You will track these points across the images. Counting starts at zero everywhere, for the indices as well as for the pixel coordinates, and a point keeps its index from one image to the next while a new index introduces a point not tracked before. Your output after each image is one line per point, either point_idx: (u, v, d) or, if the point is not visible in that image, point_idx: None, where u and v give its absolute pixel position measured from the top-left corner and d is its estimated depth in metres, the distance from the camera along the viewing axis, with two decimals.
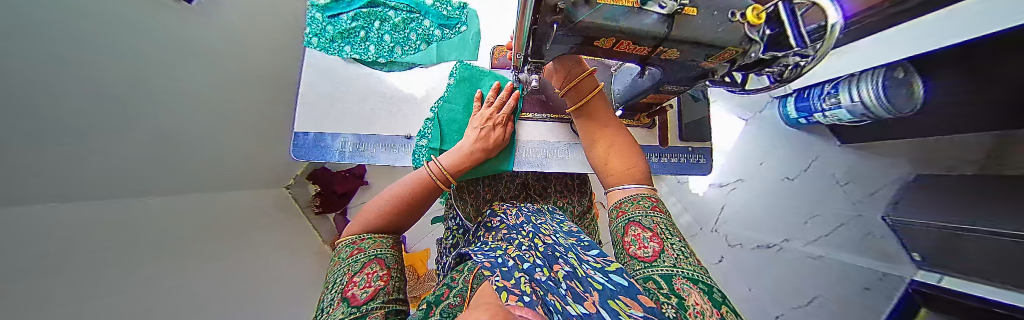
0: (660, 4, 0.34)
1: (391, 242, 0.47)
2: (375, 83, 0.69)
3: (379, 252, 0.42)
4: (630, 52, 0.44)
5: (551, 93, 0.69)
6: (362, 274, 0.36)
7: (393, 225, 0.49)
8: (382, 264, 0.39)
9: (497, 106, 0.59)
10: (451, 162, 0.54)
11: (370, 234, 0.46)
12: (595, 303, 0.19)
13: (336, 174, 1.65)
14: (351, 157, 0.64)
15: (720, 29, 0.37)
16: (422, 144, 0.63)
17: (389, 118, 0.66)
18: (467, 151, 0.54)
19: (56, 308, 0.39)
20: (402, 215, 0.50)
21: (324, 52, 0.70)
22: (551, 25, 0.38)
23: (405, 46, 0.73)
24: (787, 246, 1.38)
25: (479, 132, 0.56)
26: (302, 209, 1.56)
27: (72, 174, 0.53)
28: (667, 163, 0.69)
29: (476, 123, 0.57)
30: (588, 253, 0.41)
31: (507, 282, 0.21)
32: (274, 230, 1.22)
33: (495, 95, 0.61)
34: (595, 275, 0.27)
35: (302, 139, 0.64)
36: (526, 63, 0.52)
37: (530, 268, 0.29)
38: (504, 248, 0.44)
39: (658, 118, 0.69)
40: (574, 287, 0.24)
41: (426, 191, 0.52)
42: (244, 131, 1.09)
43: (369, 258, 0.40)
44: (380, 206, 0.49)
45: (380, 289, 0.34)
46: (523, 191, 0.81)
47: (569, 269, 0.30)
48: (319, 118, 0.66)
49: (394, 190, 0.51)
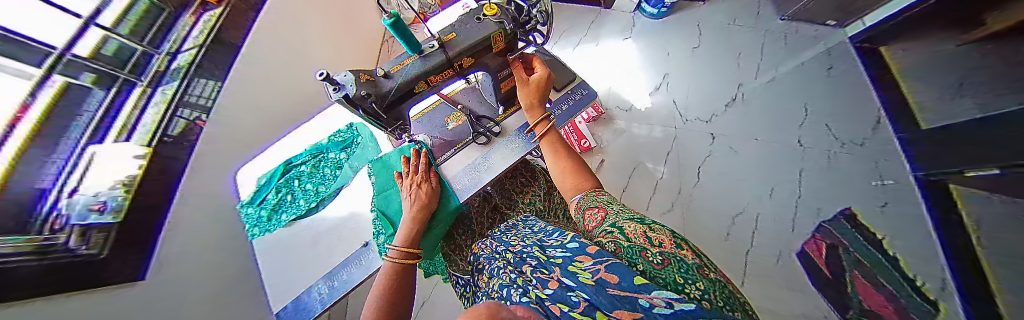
0: (429, 46, 0.57)
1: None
2: (318, 225, 0.76)
3: None
4: (446, 78, 0.63)
5: (449, 131, 0.80)
6: None
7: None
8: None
9: (412, 172, 0.69)
10: (404, 241, 0.60)
11: None
12: (559, 277, 0.32)
13: None
14: (327, 297, 0.65)
15: (476, 29, 0.60)
16: (380, 239, 0.68)
17: (343, 240, 0.72)
18: (410, 219, 0.62)
19: None
20: (396, 304, 0.51)
21: (269, 231, 0.77)
22: (371, 103, 0.55)
23: (325, 182, 0.82)
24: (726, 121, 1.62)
25: (410, 199, 0.64)
26: None
27: None
28: (562, 112, 0.81)
29: (405, 192, 0.66)
30: (546, 238, 0.48)
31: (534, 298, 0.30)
32: None
33: (408, 166, 0.71)
34: (557, 251, 0.39)
35: (283, 315, 0.66)
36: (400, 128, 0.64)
37: (508, 295, 0.35)
38: (491, 292, 0.45)
39: None
40: (541, 278, 0.34)
41: (402, 277, 0.56)
42: None
43: None
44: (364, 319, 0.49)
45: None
46: (494, 214, 0.86)
47: (535, 263, 0.39)
48: (287, 287, 0.69)
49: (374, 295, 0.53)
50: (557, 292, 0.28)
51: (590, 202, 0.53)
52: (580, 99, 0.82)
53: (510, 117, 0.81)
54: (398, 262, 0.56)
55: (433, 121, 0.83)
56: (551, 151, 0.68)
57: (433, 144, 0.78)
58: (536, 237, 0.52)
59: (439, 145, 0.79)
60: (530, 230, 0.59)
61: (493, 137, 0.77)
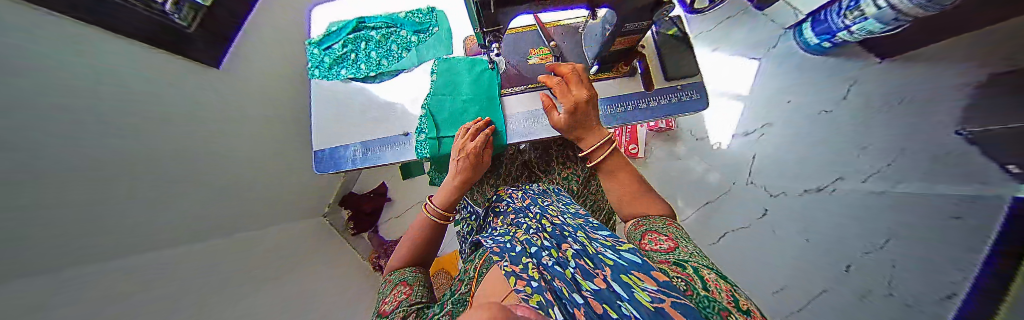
0: None
1: (416, 269, 0.59)
2: (371, 97, 0.77)
3: (406, 277, 0.55)
4: None
5: (526, 66, 0.72)
6: (394, 292, 0.50)
7: (418, 259, 0.61)
8: (406, 284, 0.52)
9: (472, 134, 0.64)
10: (442, 202, 0.63)
11: (405, 268, 0.58)
12: (609, 279, 0.31)
13: (362, 195, 1.80)
14: (362, 161, 0.71)
15: None
16: (421, 137, 0.70)
17: (387, 122, 0.73)
18: (452, 187, 0.62)
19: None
20: (422, 257, 0.62)
21: (327, 79, 0.79)
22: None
23: (389, 57, 0.80)
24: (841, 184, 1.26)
25: (458, 165, 0.62)
26: (340, 233, 1.72)
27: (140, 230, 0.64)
28: (656, 107, 0.67)
29: (455, 156, 0.63)
30: (598, 232, 0.46)
31: (518, 268, 0.34)
32: (311, 256, 1.34)
33: (472, 124, 0.66)
34: (606, 251, 0.38)
35: (321, 155, 0.74)
36: (486, 35, 0.54)
37: (539, 253, 0.38)
38: (513, 233, 0.48)
39: (636, 64, 0.69)
40: (584, 264, 0.34)
41: (434, 229, 0.64)
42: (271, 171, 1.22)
43: (398, 282, 0.53)
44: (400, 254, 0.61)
45: (406, 299, 0.47)
46: (526, 170, 0.84)
47: (579, 248, 0.39)
48: (331, 136, 0.75)
49: (412, 235, 0.63)
50: (607, 294, 0.28)
51: (655, 227, 0.53)
52: (685, 100, 0.67)
53: (598, 81, 0.69)
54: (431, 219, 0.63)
55: (515, 45, 0.74)
56: (611, 181, 0.64)
57: (505, 71, 0.72)
58: (577, 221, 0.51)
59: (510, 75, 0.72)
60: (567, 210, 0.57)
61: None
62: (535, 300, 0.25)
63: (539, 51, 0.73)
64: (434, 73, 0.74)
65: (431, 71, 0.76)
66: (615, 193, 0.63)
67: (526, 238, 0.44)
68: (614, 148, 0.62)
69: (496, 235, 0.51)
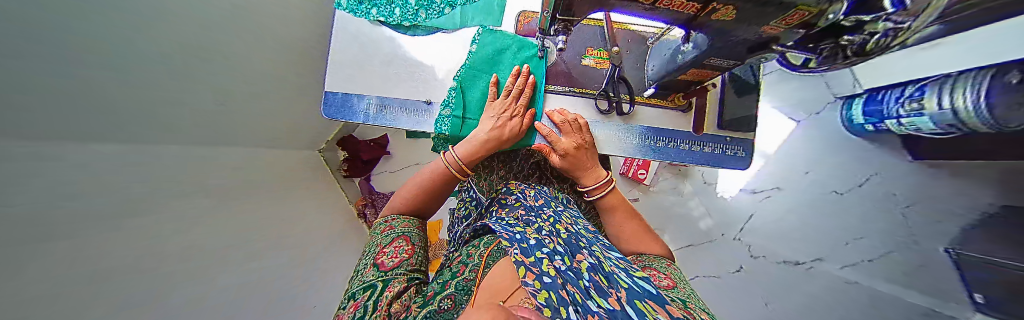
0: None
1: (417, 222, 0.54)
2: (398, 48, 0.70)
3: (406, 230, 0.50)
4: (674, 9, 0.38)
5: (576, 66, 0.66)
6: (391, 246, 0.44)
7: (419, 210, 0.57)
8: (407, 240, 0.47)
9: (515, 95, 0.61)
10: (464, 152, 0.57)
11: (401, 215, 0.54)
12: (622, 300, 0.27)
13: (361, 142, 1.76)
14: (374, 119, 0.68)
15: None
16: (445, 114, 0.66)
17: (410, 83, 0.69)
18: (481, 139, 0.57)
19: (146, 209, 0.45)
20: (424, 204, 0.57)
21: (354, 15, 0.70)
22: None
23: (428, 10, 0.70)
24: (820, 265, 1.33)
25: (495, 121, 0.58)
26: (333, 172, 1.69)
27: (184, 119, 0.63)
28: (702, 152, 0.63)
29: (494, 112, 0.60)
30: (611, 253, 0.43)
31: (528, 261, 0.32)
32: (309, 186, 1.35)
33: (512, 82, 0.62)
34: (620, 273, 0.34)
35: (332, 98, 0.68)
36: (554, 23, 0.48)
37: (549, 253, 0.35)
38: (523, 227, 0.45)
39: (695, 99, 0.63)
40: (598, 280, 0.31)
41: (443, 181, 0.57)
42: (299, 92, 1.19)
43: (398, 234, 0.48)
44: (404, 197, 0.56)
45: (405, 260, 0.42)
46: (538, 170, 0.80)
47: (594, 262, 0.36)
48: (346, 79, 0.69)
49: (416, 181, 0.57)
50: (619, 313, 0.23)
51: (655, 265, 0.49)
52: (730, 154, 0.63)
53: (647, 106, 0.64)
54: (447, 168, 0.56)
55: (575, 38, 0.66)
56: (611, 220, 0.60)
57: (554, 66, 0.65)
58: (592, 236, 0.48)
59: (557, 71, 0.66)
60: (581, 222, 0.54)
61: (614, 113, 0.63)
62: (545, 296, 0.23)
63: (596, 53, 0.65)
64: (474, 46, 0.68)
65: (472, 40, 0.69)
66: (619, 229, 0.58)
67: (538, 236, 0.41)
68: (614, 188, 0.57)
69: (505, 225, 0.48)
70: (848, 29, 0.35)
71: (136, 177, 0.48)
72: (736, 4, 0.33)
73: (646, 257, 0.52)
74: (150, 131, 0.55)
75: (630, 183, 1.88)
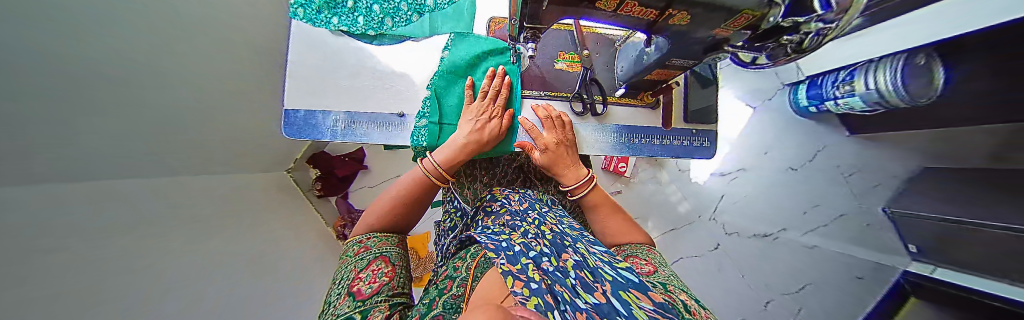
0: None
1: (396, 240, 0.49)
2: (364, 59, 0.66)
3: (384, 250, 0.44)
4: (634, 15, 0.40)
5: (550, 70, 0.66)
6: (368, 270, 0.38)
7: (398, 225, 0.51)
8: (387, 262, 0.41)
9: (492, 96, 0.60)
10: (444, 158, 0.53)
11: (377, 233, 0.48)
12: (607, 292, 0.27)
13: (335, 158, 1.66)
14: (343, 135, 0.64)
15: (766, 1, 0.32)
16: (422, 123, 0.64)
17: (381, 94, 0.66)
18: (461, 144, 0.54)
19: (40, 264, 0.37)
20: (402, 217, 0.51)
21: (312, 25, 0.65)
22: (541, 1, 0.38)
23: (395, 18, 0.67)
24: (783, 235, 1.51)
25: (474, 125, 0.56)
26: (304, 192, 1.59)
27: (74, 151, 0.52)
28: (669, 146, 0.66)
29: (471, 115, 0.58)
30: (595, 248, 0.44)
31: (515, 268, 0.31)
32: (277, 211, 1.25)
33: (489, 83, 0.61)
34: (604, 267, 0.35)
35: (293, 117, 0.63)
36: (523, 30, 0.48)
37: (536, 257, 0.35)
38: (508, 233, 0.45)
39: (662, 97, 0.66)
40: (583, 276, 0.31)
41: (424, 189, 0.53)
42: (242, 109, 1.06)
43: (375, 255, 0.42)
44: (379, 211, 0.50)
45: (385, 284, 0.36)
46: (521, 174, 0.80)
47: (578, 259, 0.37)
48: (308, 96, 0.64)
49: (393, 191, 0.52)
50: (604, 305, 0.24)
51: (637, 252, 0.51)
52: (696, 145, 0.67)
53: (619, 106, 0.66)
54: (427, 176, 0.52)
55: (545, 43, 0.67)
56: (595, 217, 0.61)
57: (528, 70, 0.65)
58: (576, 233, 0.49)
59: (532, 76, 0.66)
60: (566, 221, 0.55)
61: (589, 115, 0.65)
62: (532, 301, 0.22)
63: (568, 57, 0.67)
64: (446, 53, 0.66)
65: (444, 48, 0.67)
66: (603, 225, 0.60)
67: (524, 241, 0.41)
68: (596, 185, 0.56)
69: (490, 233, 0.47)
70: (788, 30, 0.38)
71: (49, 221, 0.41)
72: (689, 10, 0.35)
73: (628, 246, 0.54)
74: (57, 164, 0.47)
75: (612, 176, 1.90)
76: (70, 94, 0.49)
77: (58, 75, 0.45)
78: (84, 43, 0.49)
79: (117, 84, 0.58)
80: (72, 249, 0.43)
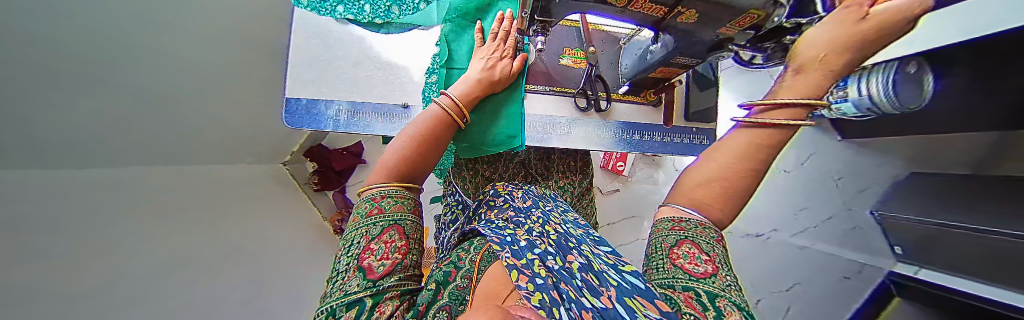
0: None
1: (412, 203, 0.44)
2: (368, 48, 0.66)
3: (397, 217, 0.39)
4: (644, 12, 0.40)
5: (555, 66, 0.67)
6: (380, 242, 0.35)
7: (412, 174, 0.46)
8: (398, 229, 0.38)
9: (503, 37, 0.56)
10: (460, 95, 0.52)
11: (390, 191, 0.42)
12: (612, 298, 0.27)
13: (332, 151, 1.66)
14: (345, 126, 0.64)
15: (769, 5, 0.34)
16: (431, 82, 0.63)
17: (385, 85, 0.65)
18: (475, 81, 0.54)
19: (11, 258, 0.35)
20: (422, 162, 0.47)
21: (315, 13, 0.62)
22: None
23: (402, 5, 0.64)
24: (775, 235, 1.52)
25: (486, 62, 0.55)
26: (301, 185, 1.56)
27: (51, 139, 0.49)
28: (669, 143, 0.67)
29: (483, 54, 0.56)
30: (601, 249, 0.45)
31: (518, 262, 0.32)
32: (273, 204, 1.24)
33: (499, 25, 0.57)
34: (610, 271, 0.36)
35: (295, 105, 0.63)
36: (533, 22, 0.49)
37: (542, 255, 0.36)
38: (514, 229, 0.45)
39: (665, 96, 0.67)
40: (589, 280, 0.31)
41: (442, 128, 0.50)
42: (236, 99, 1.03)
43: (388, 223, 0.38)
44: (395, 155, 0.44)
45: (398, 263, 0.34)
46: (523, 169, 0.80)
47: (584, 261, 0.37)
48: (310, 85, 0.64)
49: (409, 137, 0.47)
50: (610, 309, 0.24)
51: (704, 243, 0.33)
52: (695, 143, 0.68)
53: (623, 102, 0.67)
54: (446, 113, 0.50)
55: (553, 38, 0.68)
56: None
57: (535, 65, 0.66)
58: (581, 233, 0.50)
59: (538, 70, 0.66)
60: (569, 220, 0.56)
61: (593, 111, 0.66)
62: (536, 298, 0.23)
63: (573, 53, 0.67)
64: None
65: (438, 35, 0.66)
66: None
67: (529, 238, 0.41)
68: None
69: (495, 227, 0.47)
70: (790, 30, 0.39)
71: (18, 213, 0.38)
72: (698, 8, 0.36)
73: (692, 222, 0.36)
74: (29, 149, 0.45)
75: (610, 175, 2.00)
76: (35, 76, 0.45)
77: (25, 59, 0.43)
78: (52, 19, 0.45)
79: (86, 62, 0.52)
80: (48, 240, 0.42)
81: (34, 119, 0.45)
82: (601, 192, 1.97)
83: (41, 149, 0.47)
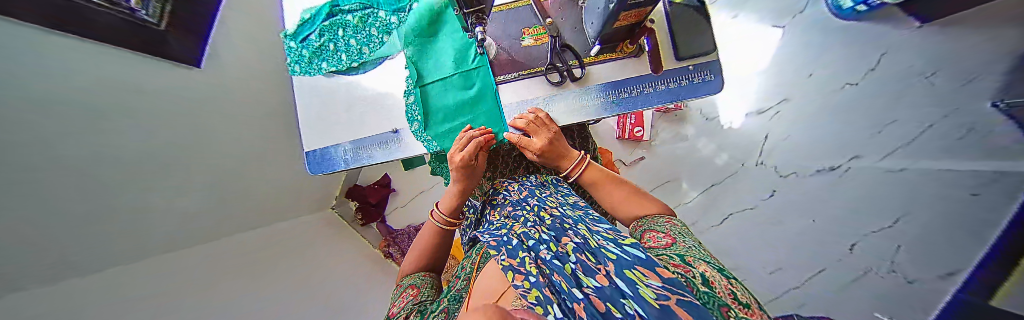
0: None
1: (426, 276, 0.57)
2: (353, 90, 0.73)
3: (415, 281, 0.54)
4: None
5: (518, 50, 0.66)
6: (403, 296, 0.49)
7: (430, 264, 0.60)
8: (415, 287, 0.51)
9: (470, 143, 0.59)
10: (447, 204, 0.62)
11: (409, 275, 0.57)
12: (611, 274, 0.27)
13: (366, 188, 1.85)
14: (354, 163, 0.71)
15: None
16: (410, 102, 0.69)
17: (375, 118, 0.71)
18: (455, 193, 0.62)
19: None
20: (434, 253, 0.61)
21: (309, 75, 0.74)
22: None
23: (371, 44, 0.72)
24: (856, 164, 1.23)
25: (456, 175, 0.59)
26: (349, 223, 1.76)
27: (124, 239, 0.60)
28: (663, 92, 0.61)
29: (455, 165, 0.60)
30: (599, 226, 0.42)
31: (513, 261, 0.33)
32: (326, 246, 1.41)
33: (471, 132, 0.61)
34: (608, 245, 0.34)
35: (312, 155, 0.73)
36: (467, 16, 0.50)
37: (536, 246, 0.36)
38: (511, 227, 0.45)
39: (644, 41, 0.61)
40: (585, 259, 0.31)
41: (441, 233, 0.62)
42: (272, 166, 1.19)
43: (409, 285, 0.52)
44: (414, 256, 0.60)
45: (412, 300, 0.46)
46: (522, 162, 0.79)
47: (581, 241, 0.36)
48: (318, 135, 0.73)
49: (421, 239, 0.63)
50: (606, 289, 0.24)
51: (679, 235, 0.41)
52: (698, 83, 0.60)
53: (599, 64, 0.63)
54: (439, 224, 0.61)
55: (509, 25, 0.67)
56: (601, 195, 0.57)
57: (498, 56, 0.65)
58: (577, 212, 0.49)
59: (503, 60, 0.66)
60: (568, 201, 0.54)
61: (568, 82, 0.63)
62: (534, 295, 0.24)
63: (534, 31, 0.65)
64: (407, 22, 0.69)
65: (405, 58, 0.70)
66: (607, 200, 0.56)
67: (524, 231, 0.42)
68: (590, 164, 0.59)
69: (494, 229, 0.48)
70: None
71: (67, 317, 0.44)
72: None
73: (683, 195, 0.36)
74: (94, 253, 0.54)
75: (630, 145, 1.92)
76: (104, 191, 0.55)
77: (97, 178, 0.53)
78: (113, 143, 0.56)
79: (146, 171, 0.64)
80: None
81: (100, 230, 0.55)
82: (624, 165, 1.89)
83: (111, 249, 0.57)
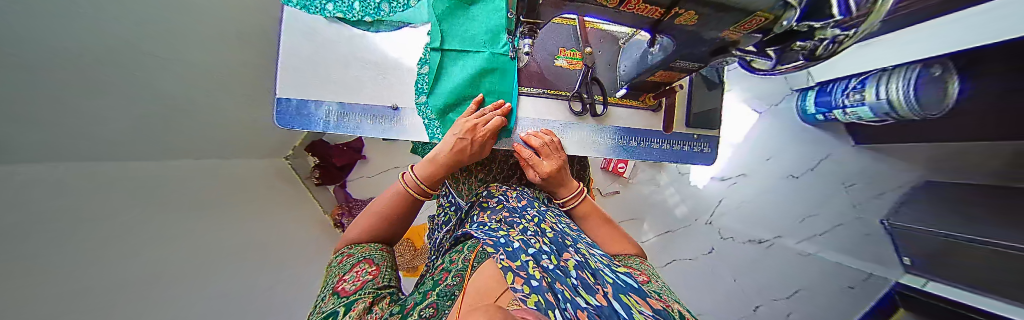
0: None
1: (379, 247, 0.52)
2: (357, 47, 0.64)
3: (368, 254, 0.47)
4: (638, 13, 0.39)
5: (549, 68, 0.65)
6: (353, 271, 0.42)
7: (386, 234, 0.54)
8: (371, 263, 0.45)
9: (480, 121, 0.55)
10: (426, 174, 0.53)
11: (358, 243, 0.50)
12: (608, 297, 0.24)
13: (332, 146, 1.65)
14: (337, 127, 0.63)
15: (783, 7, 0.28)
16: (423, 72, 0.63)
17: (376, 86, 0.64)
18: (441, 161, 0.53)
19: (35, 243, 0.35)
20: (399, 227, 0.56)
21: (306, 11, 0.62)
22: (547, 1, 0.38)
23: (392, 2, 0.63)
24: (778, 242, 1.52)
25: (456, 143, 0.53)
26: (302, 180, 1.57)
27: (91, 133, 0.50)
28: (668, 150, 0.64)
29: (458, 131, 0.54)
30: (594, 251, 0.42)
31: (512, 263, 0.29)
32: (275, 196, 1.23)
33: (490, 110, 0.59)
34: (602, 269, 0.33)
35: (285, 105, 0.62)
36: (520, 24, 0.47)
37: (535, 254, 0.33)
38: (507, 230, 0.42)
39: (665, 99, 0.64)
40: (585, 277, 0.28)
41: (407, 204, 0.55)
42: None
43: (360, 259, 0.45)
44: (362, 224, 0.53)
45: (369, 281, 0.39)
46: (516, 171, 0.78)
47: (580, 259, 0.34)
48: (301, 84, 0.63)
49: (376, 206, 0.55)
50: (604, 307, 0.21)
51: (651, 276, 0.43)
52: (696, 151, 0.65)
53: (620, 106, 0.64)
54: (407, 191, 0.53)
55: (545, 39, 0.66)
56: (587, 228, 0.58)
57: (528, 66, 0.64)
58: (572, 232, 0.47)
59: (531, 73, 0.65)
60: (565, 221, 0.52)
61: (588, 115, 0.63)
62: (532, 300, 0.20)
63: (569, 54, 0.65)
64: None
65: (428, 30, 0.64)
66: (592, 234, 0.57)
67: (523, 238, 0.38)
68: (585, 196, 0.59)
69: (488, 229, 0.44)
70: (802, 34, 0.33)
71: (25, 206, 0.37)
72: (696, 10, 0.33)
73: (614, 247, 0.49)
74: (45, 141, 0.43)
75: (610, 177, 1.94)
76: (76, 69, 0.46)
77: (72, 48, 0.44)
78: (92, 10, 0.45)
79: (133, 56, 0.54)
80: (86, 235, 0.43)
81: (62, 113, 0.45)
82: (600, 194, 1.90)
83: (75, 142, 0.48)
